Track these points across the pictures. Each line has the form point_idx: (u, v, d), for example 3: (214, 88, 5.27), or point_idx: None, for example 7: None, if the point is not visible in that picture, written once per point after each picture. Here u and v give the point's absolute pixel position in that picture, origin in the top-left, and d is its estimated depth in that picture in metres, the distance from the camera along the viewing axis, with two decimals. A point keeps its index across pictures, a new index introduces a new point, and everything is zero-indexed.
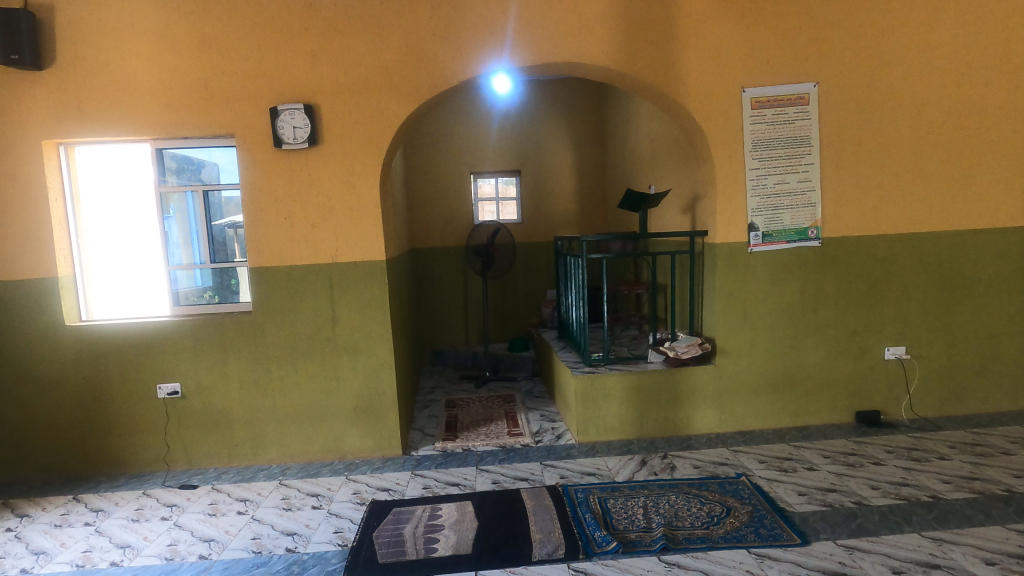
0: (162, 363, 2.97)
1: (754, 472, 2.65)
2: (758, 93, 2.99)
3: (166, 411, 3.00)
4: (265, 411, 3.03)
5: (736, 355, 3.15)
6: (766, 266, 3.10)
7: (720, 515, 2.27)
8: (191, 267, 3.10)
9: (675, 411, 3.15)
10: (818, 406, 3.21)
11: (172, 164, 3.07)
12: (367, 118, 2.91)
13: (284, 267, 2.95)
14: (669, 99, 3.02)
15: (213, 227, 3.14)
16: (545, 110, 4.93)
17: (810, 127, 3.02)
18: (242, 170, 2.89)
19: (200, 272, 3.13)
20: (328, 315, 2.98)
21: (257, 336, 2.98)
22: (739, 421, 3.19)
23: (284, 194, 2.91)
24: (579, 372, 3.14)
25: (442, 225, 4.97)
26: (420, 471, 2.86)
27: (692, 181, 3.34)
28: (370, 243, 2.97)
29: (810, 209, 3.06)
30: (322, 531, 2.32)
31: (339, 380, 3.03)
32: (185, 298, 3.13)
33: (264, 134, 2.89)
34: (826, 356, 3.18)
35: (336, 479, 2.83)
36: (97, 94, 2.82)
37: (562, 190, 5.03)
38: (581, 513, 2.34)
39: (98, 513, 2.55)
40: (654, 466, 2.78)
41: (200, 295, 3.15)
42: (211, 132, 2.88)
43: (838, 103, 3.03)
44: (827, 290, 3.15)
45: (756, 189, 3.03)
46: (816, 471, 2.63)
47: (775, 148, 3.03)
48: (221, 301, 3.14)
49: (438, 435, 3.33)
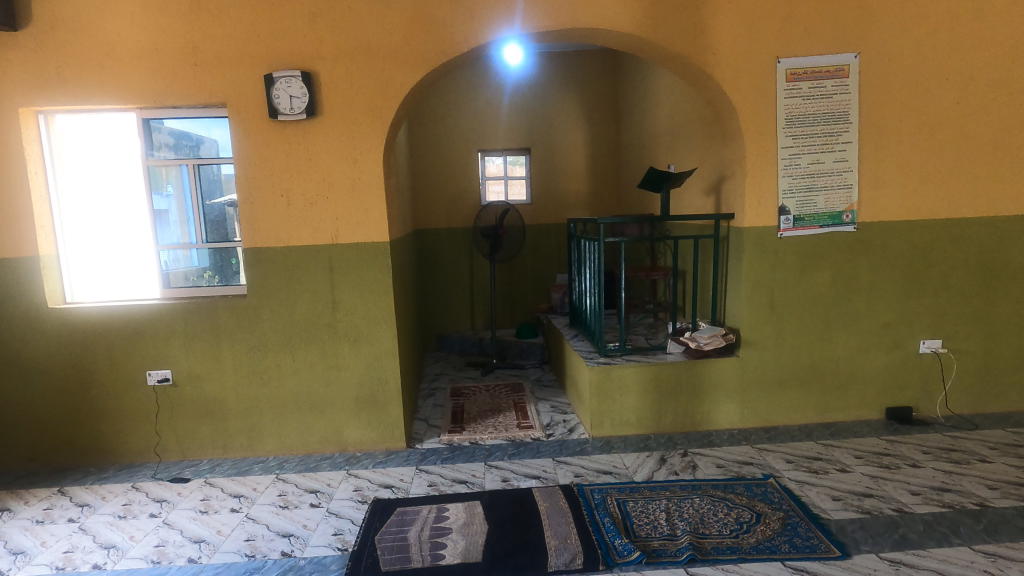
0: (153, 349, 2.80)
1: (783, 473, 2.48)
2: (793, 64, 2.76)
3: (156, 399, 2.84)
4: (262, 400, 2.86)
5: (762, 346, 2.96)
6: (797, 252, 2.90)
7: (749, 522, 2.11)
8: (188, 248, 2.93)
9: (695, 405, 2.98)
10: (846, 402, 3.03)
11: (168, 140, 2.94)
12: (369, 87, 2.68)
13: (280, 247, 2.76)
14: (697, 70, 2.78)
15: (211, 206, 3.01)
16: (557, 84, 4.67)
17: (849, 101, 2.78)
18: (235, 143, 2.68)
19: (197, 252, 2.98)
20: (328, 300, 2.80)
21: (253, 322, 2.80)
22: (762, 417, 3.01)
23: (281, 169, 2.71)
24: (594, 363, 2.96)
25: (447, 206, 4.75)
26: (426, 466, 2.70)
27: (718, 160, 3.12)
28: (373, 223, 2.77)
29: (846, 192, 2.85)
30: (321, 534, 2.16)
31: (340, 369, 2.86)
32: (184, 279, 2.99)
33: (259, 105, 2.67)
34: (857, 348, 2.99)
35: (336, 473, 2.67)
36: (78, 58, 2.60)
37: (575, 170, 4.80)
38: (599, 517, 2.17)
39: (83, 509, 2.40)
40: (674, 465, 2.61)
41: (199, 275, 3.02)
42: (201, 101, 2.67)
43: (879, 77, 2.79)
44: (861, 279, 2.94)
45: (788, 168, 2.81)
46: (849, 473, 2.45)
47: (810, 124, 2.80)
48: (222, 283, 3.02)
49: (444, 427, 3.16)
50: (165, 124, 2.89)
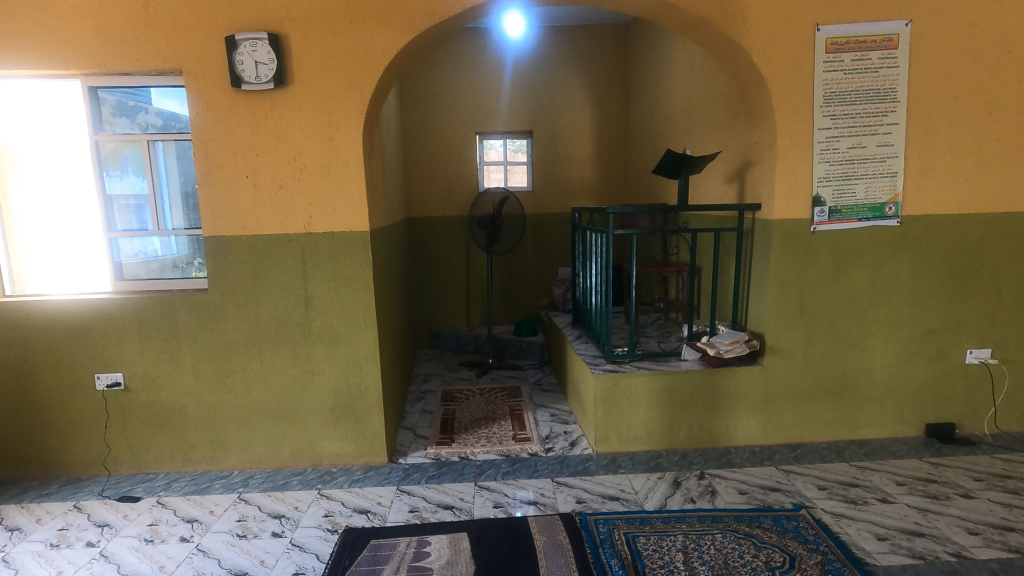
0: (102, 349, 2.48)
1: (815, 503, 2.16)
2: (835, 32, 2.40)
3: (106, 406, 2.52)
4: (226, 408, 2.55)
5: (789, 354, 2.63)
6: (831, 249, 2.56)
7: (782, 568, 1.79)
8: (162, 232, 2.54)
9: (712, 418, 2.65)
10: (882, 416, 2.70)
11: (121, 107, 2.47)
12: (347, 53, 2.33)
13: (245, 237, 2.42)
14: (723, 39, 2.43)
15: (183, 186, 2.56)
16: (563, 62, 4.31)
17: (897, 77, 2.43)
18: (194, 116, 2.34)
19: (176, 237, 2.56)
20: (300, 296, 2.47)
21: (215, 320, 2.48)
22: (787, 433, 2.69)
23: (246, 147, 2.37)
24: (600, 370, 2.63)
25: (443, 193, 4.42)
26: (408, 487, 2.38)
27: (743, 144, 2.77)
28: (351, 210, 2.43)
29: (890, 180, 2.50)
30: (279, 573, 1.86)
31: (314, 374, 2.54)
32: (171, 268, 2.59)
33: (220, 73, 2.32)
34: (895, 357, 2.66)
35: (306, 494, 2.35)
36: (11, 14, 2.25)
37: (580, 155, 4.45)
38: (606, 558, 1.86)
39: (12, 534, 2.10)
40: (690, 490, 2.29)
41: (188, 262, 2.59)
42: (154, 67, 2.32)
43: (933, 48, 2.43)
44: (904, 280, 2.60)
45: (824, 153, 2.47)
46: (892, 505, 2.13)
47: (852, 102, 2.45)
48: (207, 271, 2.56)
49: (431, 438, 2.85)
50: (152, 95, 2.49)
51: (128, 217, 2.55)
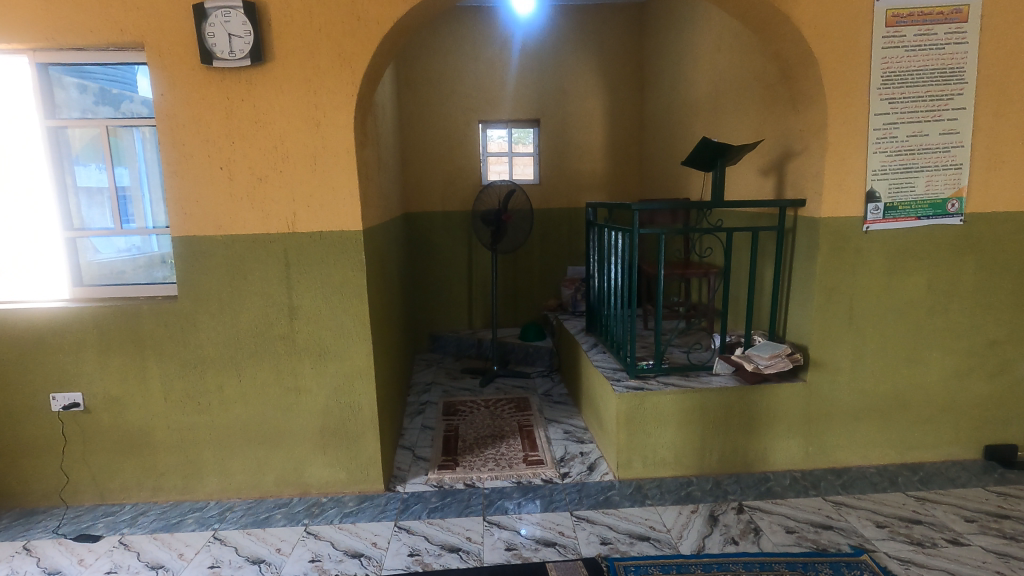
0: (60, 366, 2.17)
1: (876, 546, 1.87)
2: (896, 3, 2.09)
3: (64, 429, 2.22)
4: (201, 431, 2.25)
5: (835, 369, 2.34)
6: (884, 251, 2.26)
7: None
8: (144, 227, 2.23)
9: (748, 440, 2.37)
10: (936, 438, 2.42)
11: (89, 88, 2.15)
12: (336, 25, 2.02)
13: (221, 237, 2.11)
14: (767, 11, 2.12)
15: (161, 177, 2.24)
16: (573, 45, 3.99)
17: (965, 55, 2.13)
18: (159, 97, 2.02)
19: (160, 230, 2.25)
20: (283, 306, 2.17)
21: (187, 333, 2.17)
22: (830, 456, 2.41)
23: (220, 134, 2.05)
24: (622, 388, 2.33)
25: (443, 186, 4.10)
26: (407, 523, 2.09)
27: (783, 133, 2.47)
28: (341, 207, 2.12)
29: (954, 173, 2.20)
30: None
31: (300, 393, 2.24)
32: (161, 263, 2.27)
33: (187, 48, 2.00)
34: (952, 372, 2.38)
35: (291, 532, 2.06)
36: None
37: (591, 146, 4.14)
38: None
39: None
40: (730, 528, 2.00)
41: None
42: (112, 42, 2.01)
43: (1007, 22, 2.12)
44: (965, 285, 2.31)
45: (880, 141, 2.17)
46: (966, 549, 1.85)
47: (913, 84, 2.14)
48: None
49: (433, 461, 2.56)
50: (136, 79, 2.17)
51: (103, 212, 2.23)
